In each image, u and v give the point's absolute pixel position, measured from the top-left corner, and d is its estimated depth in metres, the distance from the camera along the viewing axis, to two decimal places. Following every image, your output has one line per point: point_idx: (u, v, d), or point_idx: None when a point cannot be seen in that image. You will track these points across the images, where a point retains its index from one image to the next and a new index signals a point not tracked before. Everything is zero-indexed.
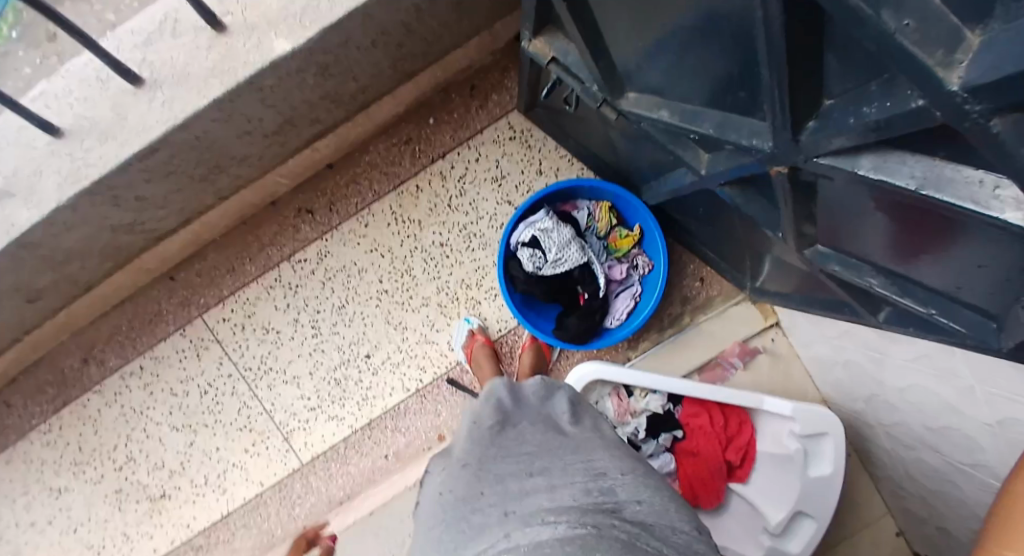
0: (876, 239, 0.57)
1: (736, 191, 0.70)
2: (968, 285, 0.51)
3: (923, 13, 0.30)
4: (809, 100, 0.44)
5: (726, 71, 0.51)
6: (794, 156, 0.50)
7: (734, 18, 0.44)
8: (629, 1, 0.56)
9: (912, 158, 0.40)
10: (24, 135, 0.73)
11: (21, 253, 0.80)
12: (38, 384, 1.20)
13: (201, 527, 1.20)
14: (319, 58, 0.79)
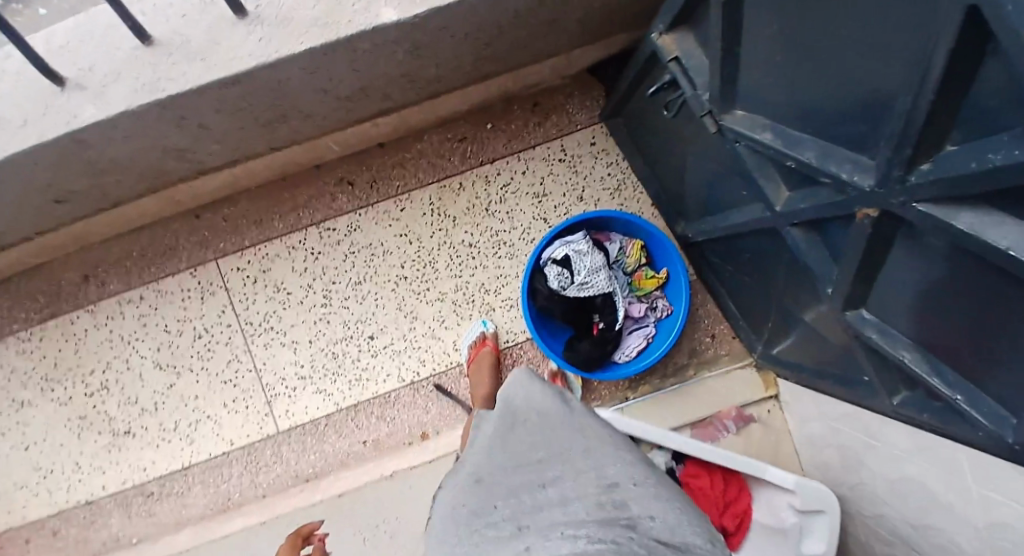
0: (929, 313, 0.62)
1: (802, 233, 0.77)
2: (999, 368, 0.55)
3: None
4: (934, 138, 0.48)
5: (857, 97, 0.55)
6: (892, 196, 0.55)
7: (893, 45, 0.47)
8: (787, 14, 0.60)
9: (1012, 221, 0.44)
10: (112, 35, 0.73)
11: (69, 149, 0.79)
12: (30, 291, 1.16)
13: (158, 473, 1.15)
14: (415, 37, 0.81)
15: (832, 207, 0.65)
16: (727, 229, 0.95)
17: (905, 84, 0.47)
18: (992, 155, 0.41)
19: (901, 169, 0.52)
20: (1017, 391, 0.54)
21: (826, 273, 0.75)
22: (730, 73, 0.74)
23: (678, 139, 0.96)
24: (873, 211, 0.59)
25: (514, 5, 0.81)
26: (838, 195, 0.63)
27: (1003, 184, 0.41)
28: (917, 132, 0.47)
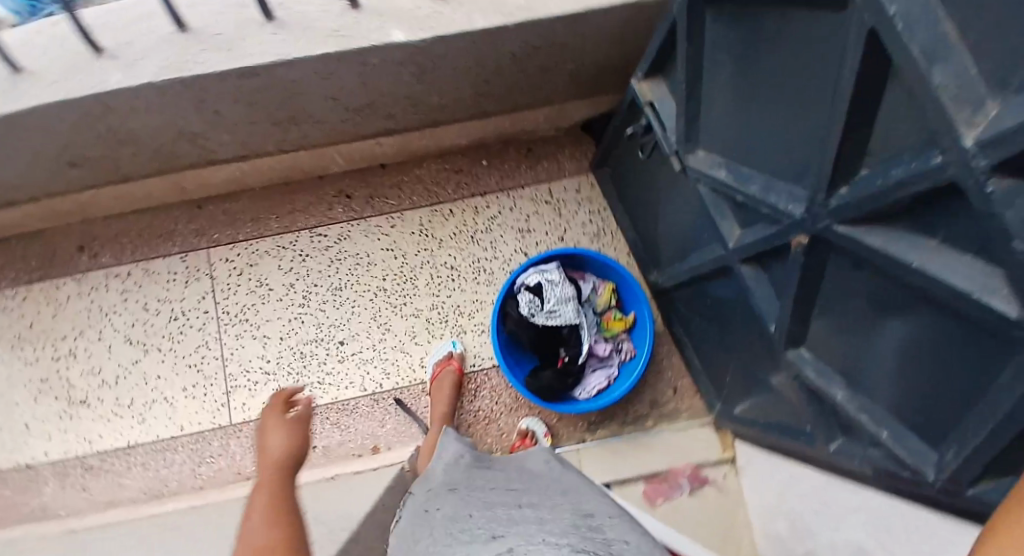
0: (858, 348, 0.69)
1: (750, 270, 0.84)
2: (925, 405, 0.62)
3: (962, 80, 0.42)
4: (851, 162, 0.58)
5: (792, 132, 0.65)
6: (820, 219, 0.64)
7: (819, 81, 0.57)
8: (738, 63, 0.70)
9: (919, 244, 0.54)
10: (152, 19, 0.83)
11: (90, 112, 0.87)
12: (24, 253, 1.21)
13: (101, 448, 1.15)
14: (420, 61, 0.91)
15: (770, 237, 0.74)
16: (690, 275, 1.02)
17: (828, 111, 0.57)
18: (896, 170, 0.51)
19: (826, 192, 0.62)
20: (936, 421, 0.62)
21: (771, 309, 0.82)
22: (693, 120, 0.83)
23: (654, 184, 1.05)
24: (804, 235, 0.67)
25: (510, 47, 0.92)
26: (778, 223, 0.72)
27: (904, 191, 0.51)
28: (835, 156, 0.58)
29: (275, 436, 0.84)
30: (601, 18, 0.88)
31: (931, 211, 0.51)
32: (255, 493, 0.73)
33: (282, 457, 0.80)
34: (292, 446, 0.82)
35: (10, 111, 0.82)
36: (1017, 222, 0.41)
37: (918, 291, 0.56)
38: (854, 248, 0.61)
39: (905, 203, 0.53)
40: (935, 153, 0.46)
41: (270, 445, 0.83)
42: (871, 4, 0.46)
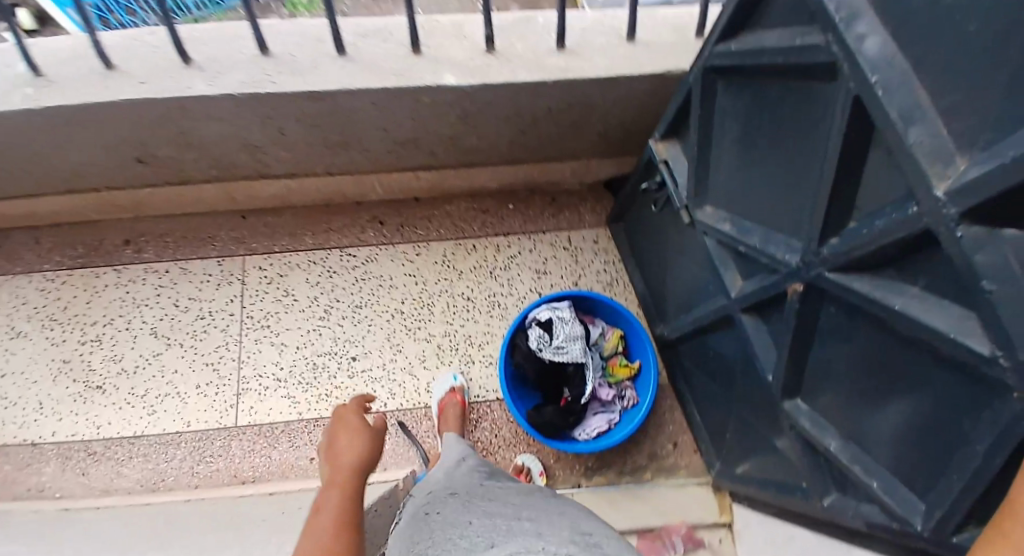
0: (850, 397, 0.73)
1: (751, 320, 0.89)
2: (913, 454, 0.65)
3: (934, 141, 0.49)
4: (840, 214, 0.65)
5: (791, 188, 0.73)
6: (813, 267, 0.70)
7: (815, 143, 0.66)
8: (744, 128, 0.80)
9: (902, 290, 0.59)
10: (242, 43, 0.96)
11: (169, 113, 0.97)
12: (74, 241, 1.30)
13: (107, 435, 1.17)
14: (465, 105, 1.02)
15: (768, 286, 0.80)
16: (694, 326, 1.07)
17: (822, 168, 0.65)
18: (878, 221, 0.58)
19: (817, 242, 0.68)
20: (921, 469, 0.64)
21: (769, 359, 0.87)
22: (702, 178, 0.91)
23: (664, 240, 1.12)
24: (799, 283, 0.73)
25: (547, 101, 1.03)
26: (776, 272, 0.78)
27: (886, 241, 0.57)
28: (826, 208, 0.65)
29: (347, 445, 0.81)
30: (629, 85, 0.99)
31: (910, 261, 0.57)
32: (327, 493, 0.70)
33: (353, 465, 0.77)
34: (363, 457, 0.79)
35: (101, 102, 0.92)
36: (984, 264, 0.46)
37: (904, 335, 0.60)
38: (843, 294, 0.67)
39: (888, 252, 0.59)
40: (911, 205, 0.53)
41: (342, 451, 0.80)
42: (856, 75, 0.55)
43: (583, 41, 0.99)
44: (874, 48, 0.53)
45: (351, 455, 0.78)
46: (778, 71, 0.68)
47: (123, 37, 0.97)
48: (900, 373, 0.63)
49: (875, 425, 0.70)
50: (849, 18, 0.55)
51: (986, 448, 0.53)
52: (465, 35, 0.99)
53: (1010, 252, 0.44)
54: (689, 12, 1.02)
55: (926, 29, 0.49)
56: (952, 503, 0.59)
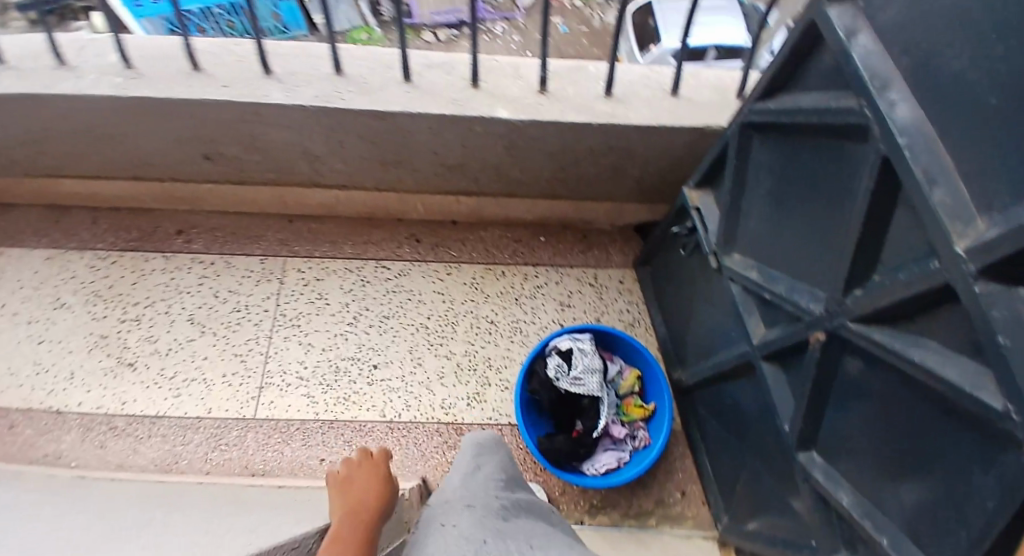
0: (866, 451, 0.74)
1: (772, 368, 0.91)
2: (926, 512, 0.64)
3: (957, 203, 0.53)
4: (863, 267, 0.68)
5: (819, 240, 0.77)
6: (836, 317, 0.73)
7: (843, 197, 0.71)
8: (777, 182, 0.85)
9: (921, 344, 0.61)
10: (318, 63, 1.05)
11: (243, 116, 1.06)
12: (130, 225, 1.38)
13: (130, 411, 1.20)
14: (513, 137, 1.09)
15: (790, 334, 0.83)
16: (713, 371, 1.09)
17: (850, 222, 0.69)
18: (901, 274, 0.61)
19: (842, 292, 0.72)
20: (933, 531, 0.63)
21: (787, 408, 0.88)
22: (734, 228, 0.97)
23: (690, 286, 1.16)
24: (822, 332, 0.76)
25: (590, 142, 1.09)
26: (799, 320, 0.81)
27: (908, 294, 0.60)
28: (850, 261, 0.69)
29: (362, 488, 0.87)
30: (669, 135, 1.05)
31: (930, 315, 0.60)
32: (349, 522, 0.76)
33: (369, 504, 0.83)
34: (376, 499, 0.85)
35: (185, 99, 1.01)
36: (998, 319, 0.48)
37: (922, 387, 0.62)
38: (863, 344, 0.69)
39: (909, 306, 0.62)
40: (932, 261, 0.57)
41: (358, 492, 0.86)
42: (886, 137, 0.60)
43: (629, 92, 1.06)
44: (904, 115, 0.58)
45: (365, 496, 0.84)
46: (813, 129, 0.74)
47: (213, 46, 1.07)
48: (916, 427, 0.65)
49: (888, 480, 0.71)
50: (881, 87, 0.61)
51: (996, 504, 0.53)
52: (521, 76, 1.07)
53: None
54: (731, 76, 1.10)
55: (951, 101, 0.54)
56: None
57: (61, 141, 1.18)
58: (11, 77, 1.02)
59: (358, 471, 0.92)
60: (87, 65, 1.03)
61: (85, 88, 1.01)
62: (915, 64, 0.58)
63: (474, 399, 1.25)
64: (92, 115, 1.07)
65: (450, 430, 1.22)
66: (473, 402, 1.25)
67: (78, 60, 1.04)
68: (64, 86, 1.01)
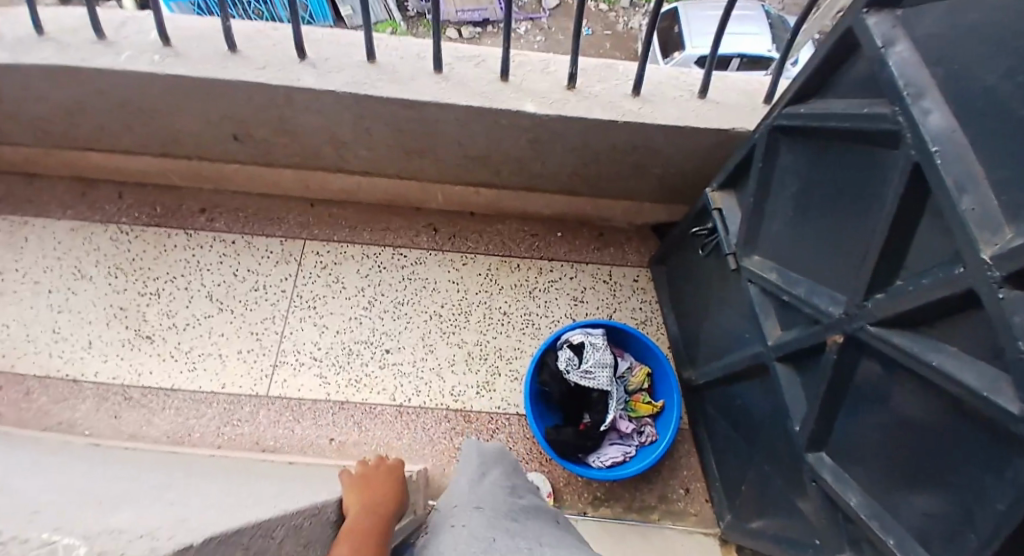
0: (877, 453, 0.75)
1: (785, 369, 0.93)
2: (935, 513, 0.66)
3: (985, 210, 0.55)
4: (886, 272, 0.70)
5: (842, 244, 0.78)
6: (854, 320, 0.75)
7: (870, 203, 0.72)
8: (802, 186, 0.87)
9: (940, 348, 0.62)
10: (351, 50, 1.07)
11: (274, 99, 1.08)
12: (152, 201, 1.39)
13: (146, 383, 1.22)
14: (538, 132, 1.11)
15: (807, 336, 0.85)
16: (725, 371, 1.10)
17: (876, 227, 0.71)
18: (924, 279, 0.63)
19: (862, 296, 0.73)
20: (942, 531, 0.65)
21: (798, 409, 0.90)
22: (757, 230, 0.99)
23: (706, 287, 1.18)
24: (839, 334, 0.78)
25: (615, 140, 1.11)
26: (817, 323, 0.83)
27: (929, 299, 0.62)
28: (873, 266, 0.71)
29: (377, 486, 0.84)
30: (695, 136, 1.07)
31: (949, 321, 0.61)
32: (361, 513, 0.75)
33: (380, 501, 0.80)
34: (387, 497, 0.82)
35: (218, 79, 1.03)
36: (1021, 325, 0.50)
37: (938, 391, 0.63)
38: (881, 347, 0.71)
39: (930, 312, 0.63)
40: (957, 267, 0.58)
41: (373, 488, 0.83)
42: (918, 144, 0.61)
43: (657, 92, 1.07)
44: (937, 123, 0.60)
45: (379, 496, 0.81)
46: (843, 135, 0.75)
47: (249, 28, 1.08)
48: (929, 430, 0.66)
49: (899, 482, 0.72)
50: (916, 95, 0.62)
51: (1006, 507, 0.55)
52: (550, 71, 1.09)
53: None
54: (759, 81, 1.11)
55: (985, 111, 0.55)
56: None
57: (93, 115, 1.20)
58: (51, 50, 1.04)
59: (373, 470, 0.89)
60: (126, 41, 1.05)
61: (121, 63, 1.03)
62: (950, 74, 0.59)
63: (484, 388, 1.26)
64: (126, 90, 1.09)
65: (458, 417, 1.23)
66: (483, 390, 1.26)
67: (116, 36, 1.06)
68: (100, 61, 1.03)
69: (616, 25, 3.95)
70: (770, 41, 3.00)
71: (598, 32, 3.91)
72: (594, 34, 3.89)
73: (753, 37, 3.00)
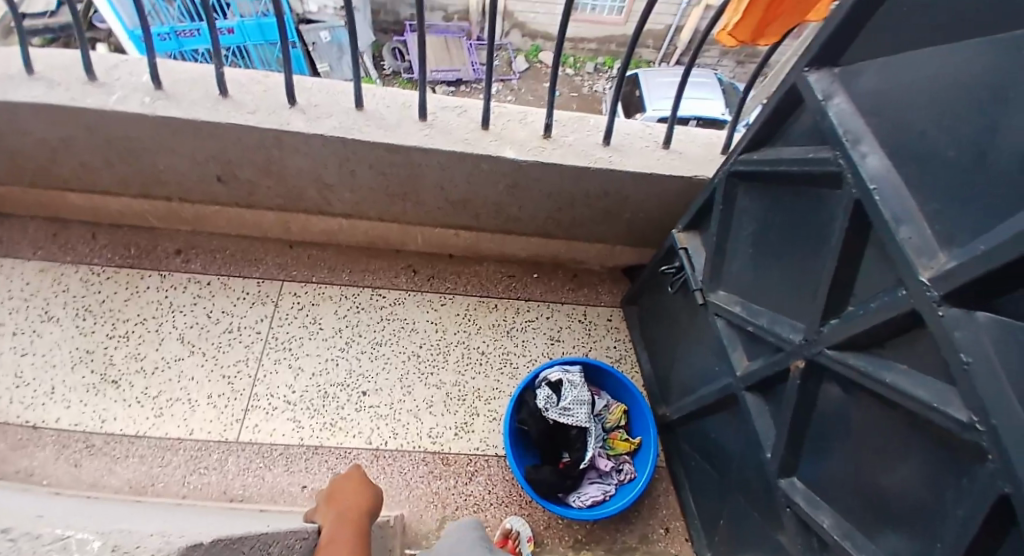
0: (846, 474, 0.78)
1: (754, 399, 0.97)
2: (905, 529, 0.69)
3: (921, 239, 0.62)
4: (838, 300, 0.76)
5: (798, 276, 0.85)
6: (814, 346, 0.80)
7: (818, 237, 0.80)
8: (759, 225, 0.95)
9: (891, 366, 0.68)
10: (340, 98, 1.13)
11: (262, 142, 1.12)
12: (128, 242, 1.39)
13: (109, 430, 1.17)
14: (516, 177, 1.18)
15: (772, 363, 0.90)
16: (697, 406, 1.14)
17: (826, 258, 0.78)
18: (873, 303, 0.69)
19: (819, 321, 0.79)
20: (914, 545, 0.67)
21: (769, 437, 0.93)
22: (720, 267, 1.06)
23: (676, 324, 1.23)
24: (802, 360, 0.83)
25: (588, 185, 1.18)
26: (780, 351, 0.88)
27: (879, 321, 0.67)
28: (827, 294, 0.77)
29: (348, 499, 0.83)
30: (662, 181, 1.15)
31: (897, 341, 0.67)
32: (334, 525, 0.75)
33: (355, 515, 0.80)
34: (359, 508, 0.81)
35: (209, 122, 1.07)
36: (961, 339, 0.55)
37: (895, 408, 0.68)
38: (839, 369, 0.76)
39: (881, 333, 0.69)
40: (900, 290, 0.64)
41: (344, 502, 0.82)
42: (859, 183, 0.69)
43: (627, 141, 1.16)
44: (873, 164, 0.68)
45: (349, 507, 0.81)
46: (792, 177, 0.84)
47: (241, 75, 1.14)
48: (887, 445, 0.70)
49: (866, 499, 0.75)
50: (854, 141, 0.70)
51: (966, 513, 0.58)
52: (528, 122, 1.17)
53: (984, 334, 0.53)
54: (718, 136, 1.22)
55: (915, 153, 0.63)
56: None
57: (76, 153, 1.21)
58: (42, 89, 1.07)
59: (341, 486, 0.88)
60: (117, 83, 1.09)
61: (112, 104, 1.06)
62: (881, 123, 0.68)
63: (463, 429, 1.26)
64: (114, 130, 1.12)
65: (436, 459, 1.21)
66: (462, 432, 1.25)
67: (108, 77, 1.10)
68: (90, 101, 1.06)
69: (582, 89, 4.24)
70: (723, 105, 3.26)
71: (565, 94, 4.16)
72: (561, 96, 4.14)
73: (705, 102, 3.25)
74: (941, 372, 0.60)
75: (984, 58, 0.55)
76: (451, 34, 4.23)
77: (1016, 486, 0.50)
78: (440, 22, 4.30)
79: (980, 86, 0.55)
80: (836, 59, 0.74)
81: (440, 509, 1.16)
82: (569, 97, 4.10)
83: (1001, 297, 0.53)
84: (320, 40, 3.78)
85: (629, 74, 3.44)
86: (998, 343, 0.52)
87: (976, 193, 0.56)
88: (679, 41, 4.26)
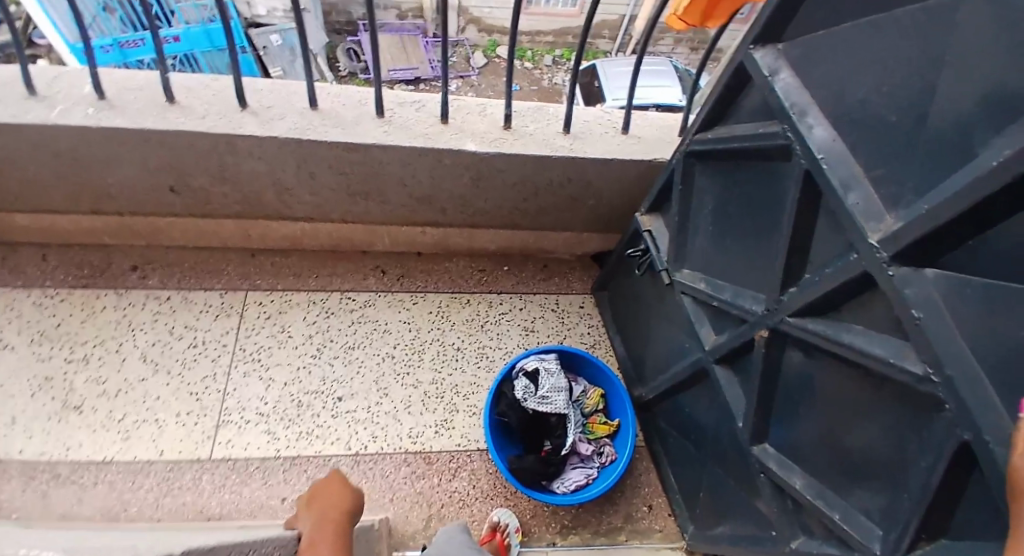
0: (815, 436, 0.81)
1: (724, 371, 0.99)
2: (873, 483, 0.71)
3: (868, 203, 0.64)
4: (796, 269, 0.78)
5: (757, 249, 0.88)
6: (777, 315, 0.82)
7: (773, 208, 0.82)
8: (718, 201, 0.97)
9: (848, 328, 0.70)
10: (294, 98, 1.11)
11: (216, 148, 1.09)
12: (81, 261, 1.34)
13: (75, 457, 1.12)
14: (479, 170, 1.17)
15: (738, 336, 0.92)
16: (671, 384, 1.16)
17: (781, 230, 0.80)
18: (828, 269, 0.71)
19: (779, 291, 0.81)
20: (885, 497, 0.70)
21: (740, 407, 0.96)
22: (684, 246, 1.08)
23: (646, 305, 1.25)
24: (767, 330, 0.85)
25: (551, 174, 1.19)
26: (745, 323, 0.91)
27: (835, 286, 0.70)
28: (786, 264, 0.79)
29: (330, 503, 0.82)
30: (623, 165, 1.17)
31: (853, 303, 0.69)
32: (316, 531, 0.75)
33: (335, 519, 0.78)
34: (339, 511, 0.80)
35: (157, 130, 1.04)
36: (913, 296, 0.57)
37: (855, 367, 0.70)
38: (800, 336, 0.78)
39: (838, 298, 0.71)
40: (852, 255, 0.66)
41: (325, 506, 0.81)
42: (807, 154, 0.71)
43: (586, 128, 1.17)
44: (820, 136, 0.70)
45: (329, 512, 0.80)
46: (745, 153, 0.86)
47: (188, 80, 1.11)
48: (850, 403, 0.73)
49: (835, 459, 0.78)
50: (800, 114, 0.73)
51: (928, 462, 0.60)
52: (487, 113, 1.17)
53: (933, 290, 0.56)
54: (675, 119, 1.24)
55: (859, 121, 0.65)
56: (910, 522, 0.64)
57: (19, 171, 1.16)
58: None
59: (321, 491, 0.86)
60: (59, 95, 1.05)
61: (53, 118, 1.02)
62: (825, 94, 0.70)
63: (443, 426, 1.25)
64: (58, 144, 1.08)
65: (418, 459, 1.21)
66: (443, 429, 1.25)
67: (48, 91, 1.05)
68: (30, 116, 1.02)
69: (542, 82, 4.26)
70: (680, 92, 3.31)
71: (525, 88, 4.17)
72: (521, 90, 4.14)
73: (662, 90, 3.30)
74: (896, 329, 0.62)
75: (916, 24, 0.57)
76: (407, 32, 4.20)
77: (973, 432, 0.52)
78: (393, 20, 4.26)
79: (916, 51, 0.57)
80: (780, 35, 0.76)
81: (426, 508, 1.15)
82: (528, 91, 4.11)
83: (947, 252, 0.55)
84: (271, 44, 3.71)
85: (586, 66, 3.47)
86: (946, 297, 0.55)
87: (918, 155, 0.58)
88: (635, 30, 4.30)
